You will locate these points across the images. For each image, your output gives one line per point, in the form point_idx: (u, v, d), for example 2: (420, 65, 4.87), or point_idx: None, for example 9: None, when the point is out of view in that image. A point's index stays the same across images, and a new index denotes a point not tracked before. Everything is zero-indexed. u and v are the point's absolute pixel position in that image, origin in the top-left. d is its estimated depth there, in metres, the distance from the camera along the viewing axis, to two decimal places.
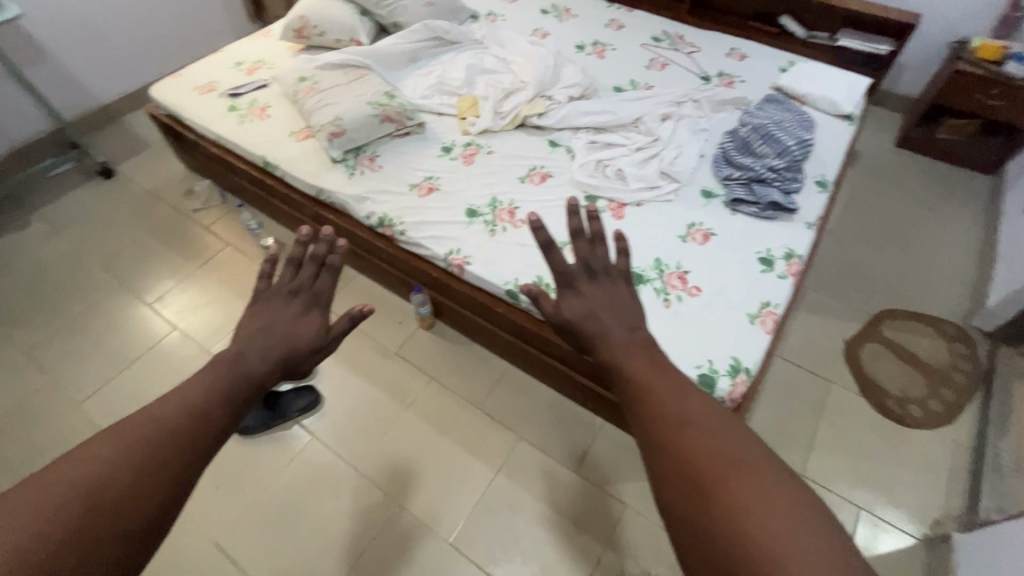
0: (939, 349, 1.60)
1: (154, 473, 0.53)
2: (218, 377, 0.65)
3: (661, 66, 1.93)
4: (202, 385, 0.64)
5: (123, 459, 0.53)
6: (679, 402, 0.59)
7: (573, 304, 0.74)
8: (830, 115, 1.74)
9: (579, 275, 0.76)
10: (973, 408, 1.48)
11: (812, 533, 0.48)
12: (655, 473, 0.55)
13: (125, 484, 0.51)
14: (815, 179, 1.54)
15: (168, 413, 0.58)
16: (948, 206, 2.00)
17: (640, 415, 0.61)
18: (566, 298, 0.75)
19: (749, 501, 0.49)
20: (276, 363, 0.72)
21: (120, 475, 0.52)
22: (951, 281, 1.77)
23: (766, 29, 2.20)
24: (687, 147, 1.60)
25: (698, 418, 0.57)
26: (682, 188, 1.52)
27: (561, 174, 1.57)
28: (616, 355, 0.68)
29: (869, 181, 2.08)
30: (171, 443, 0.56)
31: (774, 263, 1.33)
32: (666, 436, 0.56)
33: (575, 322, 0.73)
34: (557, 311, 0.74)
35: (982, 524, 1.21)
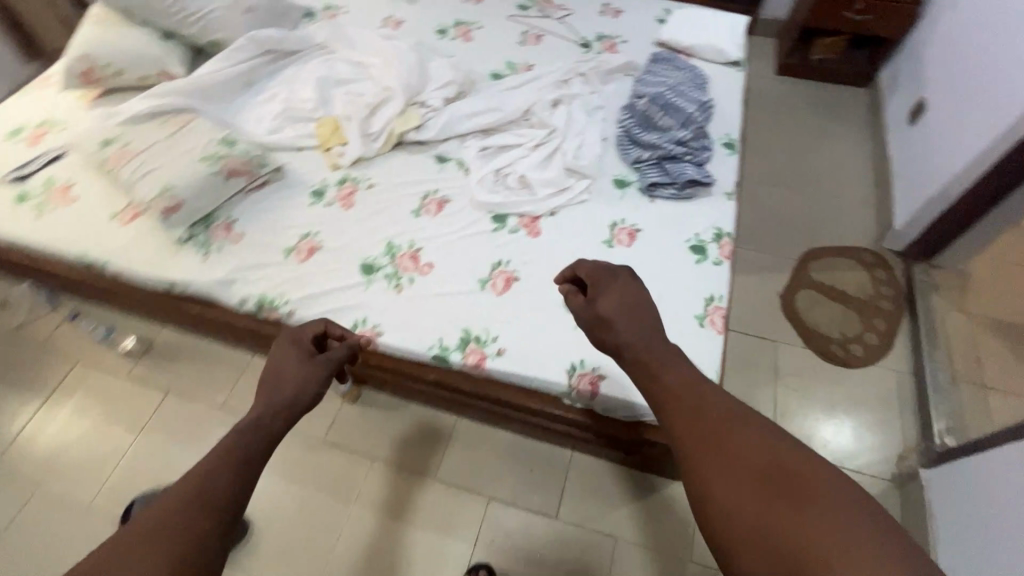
0: (863, 280, 1.63)
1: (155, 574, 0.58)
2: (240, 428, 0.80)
3: (536, 40, 1.75)
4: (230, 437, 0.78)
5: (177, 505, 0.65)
6: (726, 416, 0.69)
7: (610, 300, 0.89)
8: (719, 63, 1.66)
9: (618, 275, 0.95)
10: (905, 331, 1.53)
11: (849, 510, 0.57)
12: (695, 464, 0.66)
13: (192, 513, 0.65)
14: (722, 140, 1.46)
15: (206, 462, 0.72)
16: (837, 128, 2.03)
17: (689, 428, 0.69)
18: (605, 296, 0.91)
19: (797, 504, 0.58)
20: (263, 435, 0.80)
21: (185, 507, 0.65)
22: (857, 206, 1.81)
23: None
24: (587, 132, 1.45)
25: (741, 427, 0.67)
26: (593, 182, 1.37)
27: (459, 195, 1.36)
28: (643, 352, 0.81)
29: (762, 117, 2.07)
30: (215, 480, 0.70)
31: (708, 249, 1.24)
32: (711, 431, 0.67)
33: (607, 320, 0.87)
34: (596, 307, 0.90)
35: (943, 451, 1.25)
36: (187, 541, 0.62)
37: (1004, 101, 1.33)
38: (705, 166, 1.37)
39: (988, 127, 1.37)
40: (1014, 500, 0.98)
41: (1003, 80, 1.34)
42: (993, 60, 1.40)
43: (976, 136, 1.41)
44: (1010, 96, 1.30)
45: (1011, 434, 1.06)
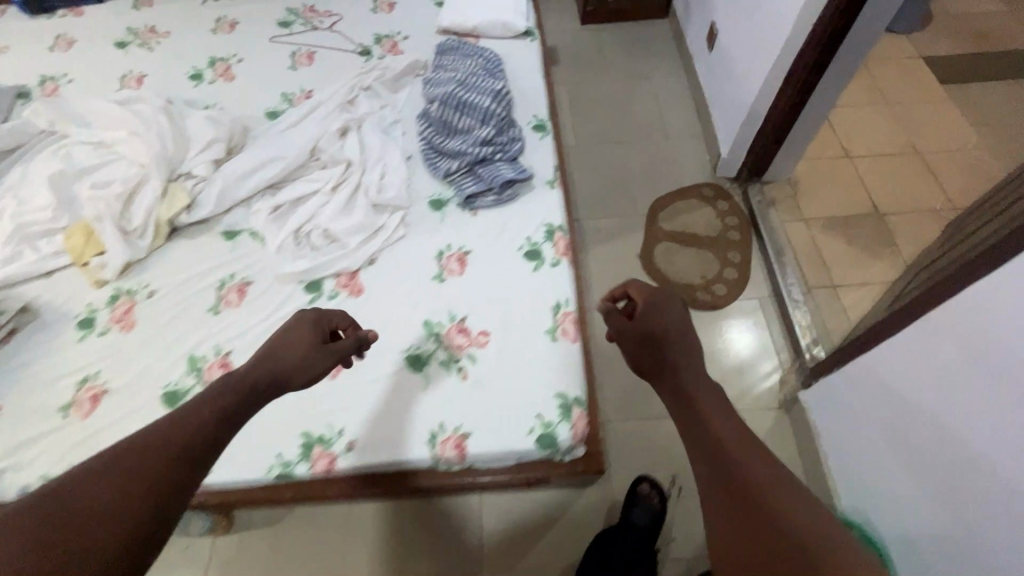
0: (709, 216, 1.64)
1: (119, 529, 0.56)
2: (231, 383, 0.77)
3: (309, 59, 1.54)
4: (225, 385, 0.77)
5: (181, 426, 0.68)
6: (759, 476, 0.66)
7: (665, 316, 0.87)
8: (509, 37, 1.55)
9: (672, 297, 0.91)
10: (757, 255, 1.57)
11: None
12: (721, 506, 0.66)
13: (184, 439, 0.66)
14: (531, 122, 1.37)
15: (206, 402, 0.73)
16: (651, 66, 2.01)
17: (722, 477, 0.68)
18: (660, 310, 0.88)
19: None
20: (246, 398, 0.77)
21: (179, 432, 0.67)
22: (687, 142, 1.81)
23: None
24: (387, 156, 1.30)
25: (773, 488, 0.65)
26: (408, 211, 1.23)
27: (260, 272, 1.17)
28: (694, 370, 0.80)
29: (578, 74, 2.01)
30: (205, 418, 0.71)
31: (543, 251, 1.16)
32: (746, 486, 0.65)
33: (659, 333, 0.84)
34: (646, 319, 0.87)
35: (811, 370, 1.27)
36: (165, 468, 0.63)
37: (780, 13, 1.35)
38: (518, 159, 1.27)
39: (773, 41, 1.39)
40: (882, 416, 0.99)
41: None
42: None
43: (766, 51, 1.43)
44: (784, 8, 1.33)
45: (852, 348, 1.07)
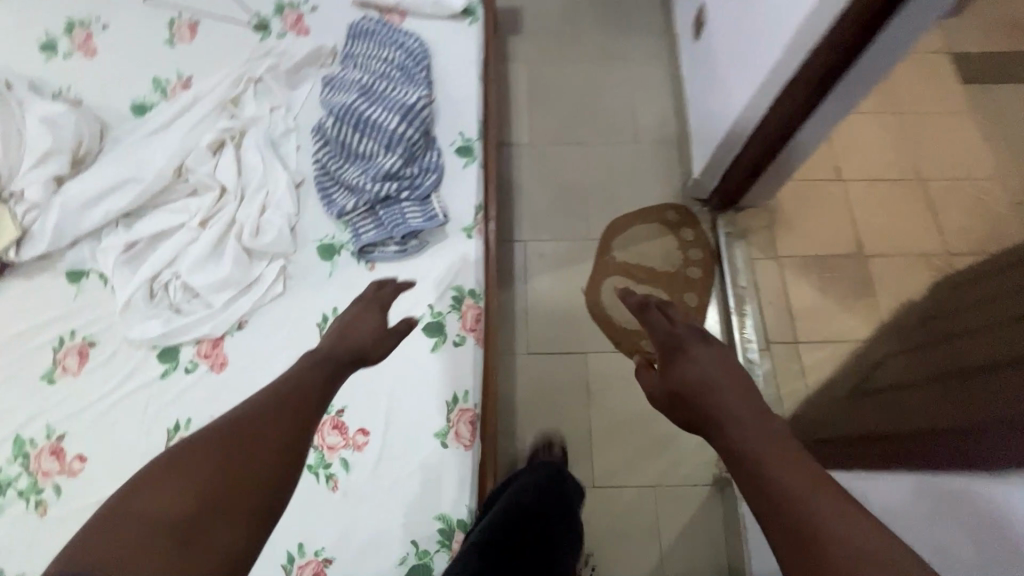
0: (669, 247, 1.43)
1: (277, 446, 0.52)
2: (313, 365, 0.63)
3: (191, 32, 1.23)
4: (298, 370, 0.62)
5: (267, 416, 0.54)
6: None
7: (687, 369, 0.57)
8: (443, 18, 1.24)
9: (690, 338, 0.61)
10: (716, 300, 1.38)
11: None
12: None
13: (274, 434, 0.53)
14: (456, 143, 1.12)
15: (291, 388, 0.59)
16: (629, 44, 1.70)
17: None
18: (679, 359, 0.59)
19: None
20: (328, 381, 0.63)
21: (270, 423, 0.54)
22: (658, 150, 1.56)
23: None
24: (272, 183, 1.06)
25: None
26: (290, 260, 1.02)
27: (107, 329, 0.97)
28: (756, 434, 0.49)
29: (543, 50, 1.70)
30: (295, 408, 0.56)
31: (448, 325, 0.97)
32: None
33: (694, 393, 0.56)
34: (667, 381, 0.58)
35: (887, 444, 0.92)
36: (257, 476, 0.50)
37: (767, 31, 1.06)
38: (431, 196, 1.04)
39: (756, 64, 1.11)
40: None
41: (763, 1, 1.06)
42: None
43: (748, 74, 1.15)
44: (771, 28, 1.04)
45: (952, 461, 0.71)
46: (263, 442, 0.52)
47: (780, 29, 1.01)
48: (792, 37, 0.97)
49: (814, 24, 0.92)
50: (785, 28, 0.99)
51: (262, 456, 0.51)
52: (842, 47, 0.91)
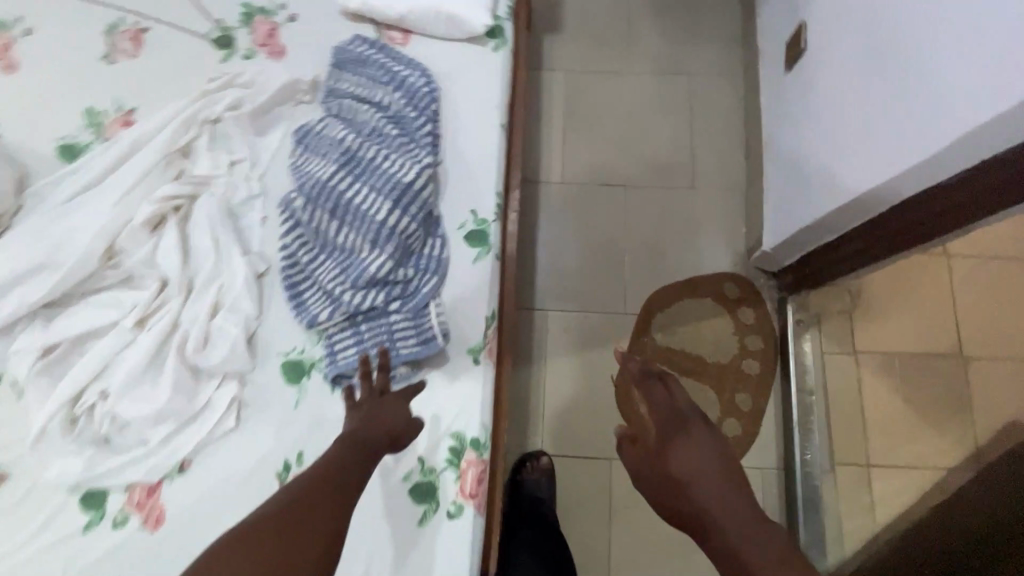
0: (723, 332, 1.18)
1: (322, 530, 0.53)
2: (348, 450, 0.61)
3: (135, 45, 0.96)
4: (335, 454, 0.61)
5: (309, 501, 0.55)
6: None
7: (679, 461, 0.56)
8: (461, 39, 0.94)
9: (690, 414, 0.61)
10: (775, 403, 1.14)
11: None
12: None
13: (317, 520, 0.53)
14: (466, 224, 0.86)
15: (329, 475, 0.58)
16: (695, 53, 1.36)
17: None
18: (674, 443, 0.58)
19: None
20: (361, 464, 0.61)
21: (311, 509, 0.54)
22: (718, 199, 1.27)
23: None
24: (228, 271, 0.83)
25: None
26: (248, 381, 0.80)
27: (19, 461, 0.78)
28: (747, 547, 0.50)
29: (586, 56, 1.37)
30: (332, 496, 0.56)
31: (442, 488, 0.76)
32: None
33: (684, 491, 0.54)
34: (659, 469, 0.57)
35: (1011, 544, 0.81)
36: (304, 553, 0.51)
37: (916, 106, 0.75)
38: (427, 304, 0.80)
39: (887, 145, 0.81)
40: None
41: (918, 60, 0.75)
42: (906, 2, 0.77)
43: (870, 150, 0.85)
44: (926, 105, 0.73)
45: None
46: (312, 522, 0.53)
47: (939, 114, 0.70)
48: (957, 139, 0.67)
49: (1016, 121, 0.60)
50: (948, 118, 0.69)
51: (305, 543, 0.51)
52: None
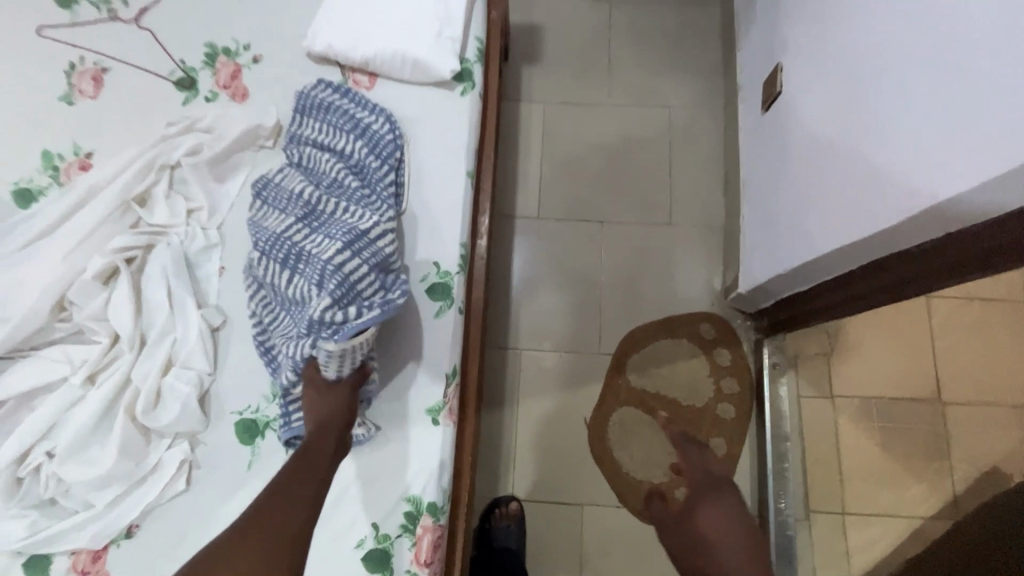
0: (699, 374, 1.16)
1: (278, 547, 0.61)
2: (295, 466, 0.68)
3: (95, 85, 0.94)
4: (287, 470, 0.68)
5: (274, 517, 0.63)
6: None
7: (706, 522, 0.75)
8: (426, 82, 0.92)
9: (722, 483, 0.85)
10: (750, 449, 1.13)
11: None
12: None
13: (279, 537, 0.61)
14: (428, 277, 0.84)
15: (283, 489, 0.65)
16: (676, 85, 1.35)
17: None
18: (703, 503, 0.79)
19: None
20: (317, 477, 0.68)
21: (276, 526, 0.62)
22: (697, 236, 1.25)
23: None
24: (182, 326, 0.81)
25: None
26: (202, 440, 0.78)
27: None
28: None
29: (565, 88, 1.35)
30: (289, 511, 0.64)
31: (396, 556, 0.73)
32: None
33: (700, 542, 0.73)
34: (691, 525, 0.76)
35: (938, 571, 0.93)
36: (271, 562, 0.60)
37: (879, 171, 0.74)
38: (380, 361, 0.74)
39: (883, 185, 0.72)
40: None
41: (881, 124, 0.74)
42: (874, 61, 0.75)
43: (837, 207, 0.84)
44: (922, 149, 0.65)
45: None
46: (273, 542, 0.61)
47: (899, 185, 0.69)
48: None
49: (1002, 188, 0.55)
50: (908, 190, 0.67)
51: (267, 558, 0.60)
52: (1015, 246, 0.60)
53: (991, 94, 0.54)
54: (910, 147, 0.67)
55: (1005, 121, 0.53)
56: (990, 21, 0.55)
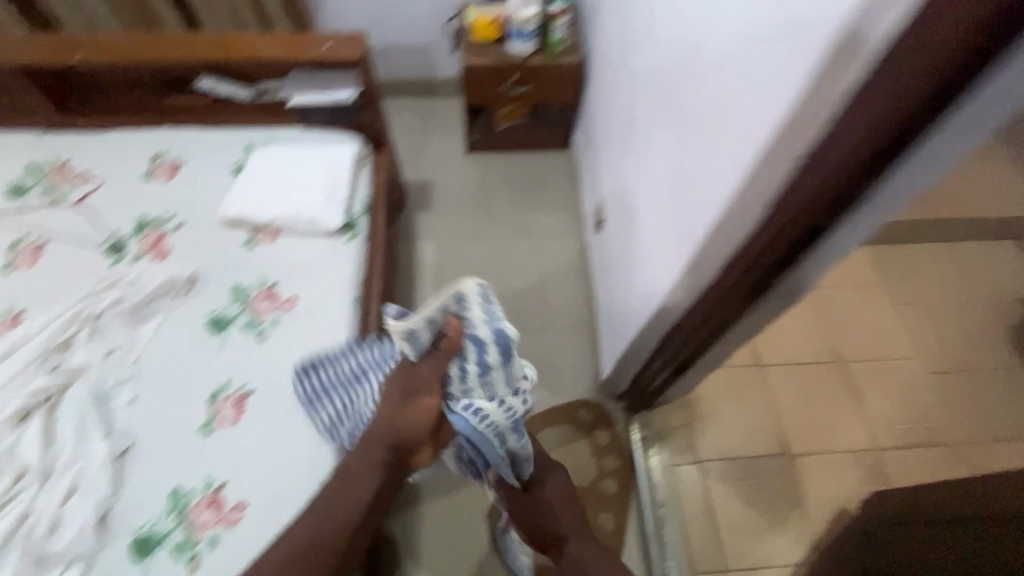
0: (583, 456, 1.31)
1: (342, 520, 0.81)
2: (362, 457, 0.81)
3: (34, 256, 1.11)
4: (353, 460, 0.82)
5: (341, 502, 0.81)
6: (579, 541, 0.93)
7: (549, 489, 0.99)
8: (319, 233, 1.16)
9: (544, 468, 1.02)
10: (634, 520, 1.24)
11: None
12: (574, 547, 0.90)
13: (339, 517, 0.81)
14: None
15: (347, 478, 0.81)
16: (541, 217, 1.68)
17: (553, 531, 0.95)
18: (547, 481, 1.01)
19: None
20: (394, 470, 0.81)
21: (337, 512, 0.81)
22: (569, 334, 1.48)
23: (195, 102, 1.29)
24: (86, 454, 0.90)
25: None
26: (96, 562, 0.84)
27: None
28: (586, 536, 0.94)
29: (452, 226, 1.66)
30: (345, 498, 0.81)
31: None
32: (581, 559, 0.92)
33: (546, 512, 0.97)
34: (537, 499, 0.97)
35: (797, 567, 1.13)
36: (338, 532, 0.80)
37: (698, 167, 0.76)
38: (486, 343, 0.76)
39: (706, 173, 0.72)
40: None
41: (659, 199, 0.95)
42: (650, 157, 0.99)
43: (649, 272, 1.02)
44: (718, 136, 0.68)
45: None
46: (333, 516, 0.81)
47: (673, 241, 0.88)
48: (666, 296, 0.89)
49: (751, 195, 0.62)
50: (677, 244, 0.86)
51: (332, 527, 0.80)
52: (739, 288, 0.76)
53: (741, 95, 0.62)
54: (672, 212, 0.87)
55: (746, 120, 0.61)
56: (710, 86, 0.71)
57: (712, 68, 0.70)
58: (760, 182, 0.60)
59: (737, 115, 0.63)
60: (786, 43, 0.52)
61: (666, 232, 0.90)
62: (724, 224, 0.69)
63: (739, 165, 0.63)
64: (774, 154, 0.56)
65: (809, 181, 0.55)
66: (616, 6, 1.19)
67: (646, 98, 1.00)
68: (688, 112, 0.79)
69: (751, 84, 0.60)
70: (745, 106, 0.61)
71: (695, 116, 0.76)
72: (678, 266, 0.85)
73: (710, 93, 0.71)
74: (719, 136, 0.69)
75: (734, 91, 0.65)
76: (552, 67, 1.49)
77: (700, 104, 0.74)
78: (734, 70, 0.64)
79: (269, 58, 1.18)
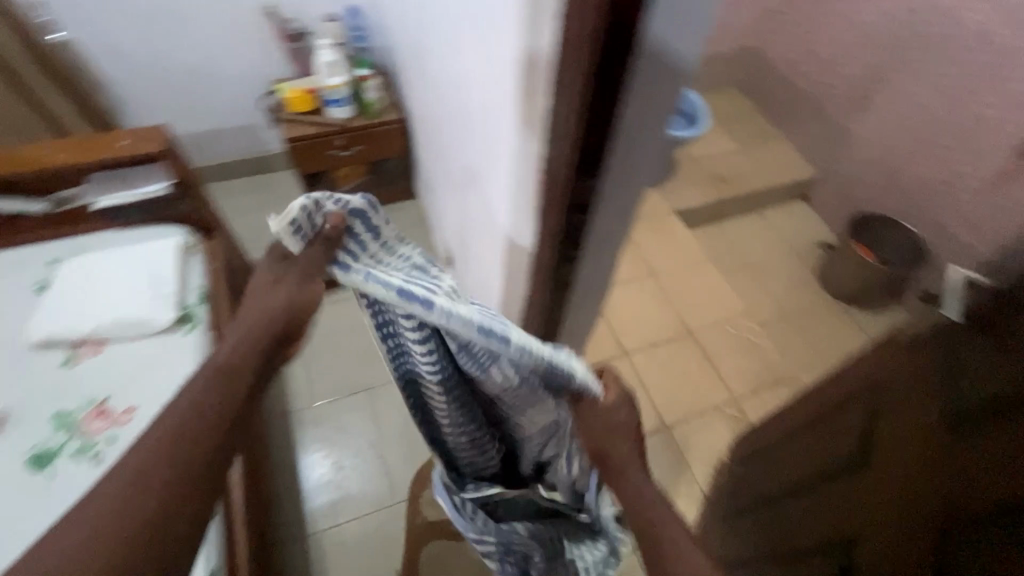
0: None
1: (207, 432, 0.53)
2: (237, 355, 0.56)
3: None
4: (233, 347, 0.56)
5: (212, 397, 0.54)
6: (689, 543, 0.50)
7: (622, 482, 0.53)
8: (152, 333, 1.09)
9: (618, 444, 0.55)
10: None
11: None
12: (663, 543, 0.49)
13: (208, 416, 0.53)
14: None
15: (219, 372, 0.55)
16: None
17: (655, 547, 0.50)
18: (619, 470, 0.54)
19: None
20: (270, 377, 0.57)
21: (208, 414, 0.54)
22: None
23: None
24: None
25: None
26: None
27: None
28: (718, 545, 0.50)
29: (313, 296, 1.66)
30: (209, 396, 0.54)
31: None
32: None
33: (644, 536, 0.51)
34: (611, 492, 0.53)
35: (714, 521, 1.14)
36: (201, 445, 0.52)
37: (488, 194, 0.87)
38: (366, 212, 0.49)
39: (493, 199, 0.84)
40: None
41: (472, 188, 0.97)
42: (458, 151, 1.02)
43: (487, 265, 1.05)
44: (491, 166, 0.80)
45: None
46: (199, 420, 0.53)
47: (493, 263, 0.97)
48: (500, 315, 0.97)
49: (521, 213, 0.73)
50: (494, 227, 0.89)
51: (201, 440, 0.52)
52: (554, 299, 0.84)
53: (492, 132, 0.75)
54: (483, 194, 0.90)
55: (500, 151, 0.73)
56: (475, 126, 0.84)
57: (471, 46, 0.74)
58: (522, 198, 0.71)
59: (499, 124, 0.71)
60: (501, 88, 0.65)
61: (486, 256, 1.00)
62: (515, 240, 0.78)
63: (508, 187, 0.75)
64: (523, 174, 0.68)
65: (558, 164, 0.60)
66: (410, 66, 1.30)
67: (442, 98, 1.04)
68: (470, 150, 0.91)
69: (496, 49, 0.64)
70: (497, 139, 0.74)
71: (474, 94, 0.80)
72: (500, 247, 0.88)
73: (477, 132, 0.83)
74: (491, 107, 0.72)
75: (487, 129, 0.77)
76: (375, 125, 1.58)
77: (476, 121, 0.82)
78: (484, 39, 0.68)
79: (60, 165, 1.12)
